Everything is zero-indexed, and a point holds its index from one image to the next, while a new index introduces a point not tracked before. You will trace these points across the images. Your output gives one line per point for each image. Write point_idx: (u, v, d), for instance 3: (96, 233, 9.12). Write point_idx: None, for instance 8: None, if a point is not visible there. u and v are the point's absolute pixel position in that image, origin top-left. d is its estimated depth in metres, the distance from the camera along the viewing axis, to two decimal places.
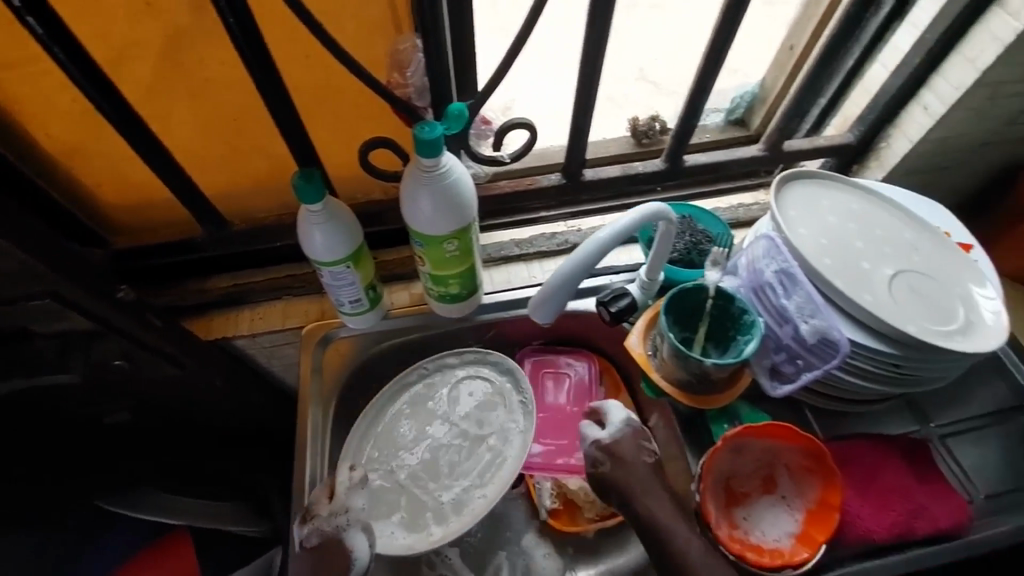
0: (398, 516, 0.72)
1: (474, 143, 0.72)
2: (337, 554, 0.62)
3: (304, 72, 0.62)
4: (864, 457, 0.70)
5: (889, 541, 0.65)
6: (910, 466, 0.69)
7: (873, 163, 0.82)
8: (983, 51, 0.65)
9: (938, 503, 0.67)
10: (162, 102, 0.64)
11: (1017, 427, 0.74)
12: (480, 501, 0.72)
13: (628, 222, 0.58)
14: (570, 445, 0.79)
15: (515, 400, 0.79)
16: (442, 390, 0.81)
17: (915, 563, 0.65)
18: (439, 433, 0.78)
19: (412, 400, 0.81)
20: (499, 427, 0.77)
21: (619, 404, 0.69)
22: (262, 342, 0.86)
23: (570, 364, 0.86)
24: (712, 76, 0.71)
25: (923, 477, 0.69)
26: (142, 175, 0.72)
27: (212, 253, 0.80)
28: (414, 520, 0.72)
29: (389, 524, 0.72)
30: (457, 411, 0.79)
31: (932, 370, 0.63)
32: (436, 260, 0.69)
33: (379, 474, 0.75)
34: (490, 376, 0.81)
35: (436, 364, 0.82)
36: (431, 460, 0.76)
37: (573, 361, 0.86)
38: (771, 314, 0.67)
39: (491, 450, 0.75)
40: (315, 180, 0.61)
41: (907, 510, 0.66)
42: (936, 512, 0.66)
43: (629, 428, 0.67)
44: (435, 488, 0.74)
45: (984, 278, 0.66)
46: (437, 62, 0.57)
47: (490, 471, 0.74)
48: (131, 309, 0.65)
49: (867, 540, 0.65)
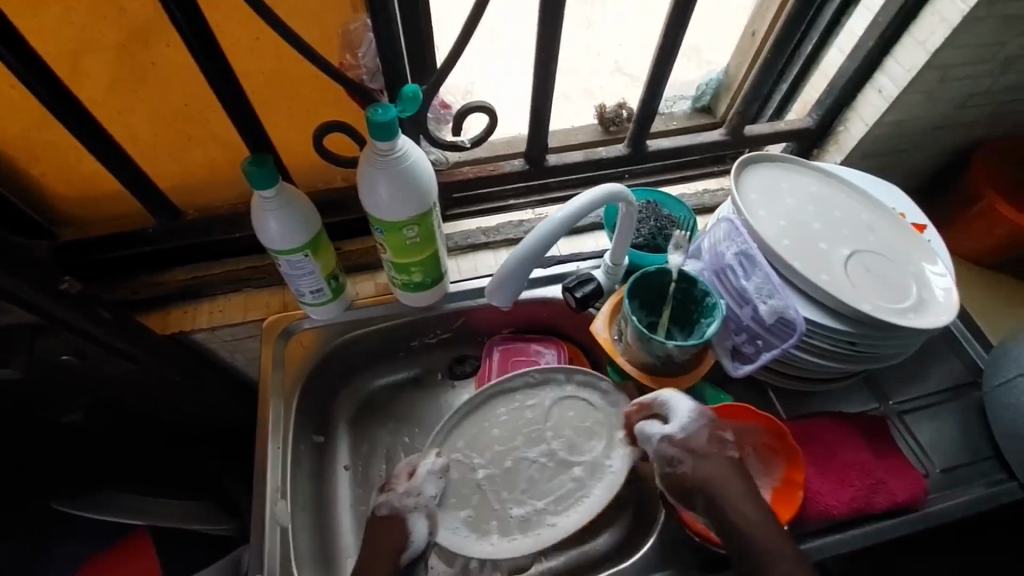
0: (465, 513, 0.70)
1: (433, 127, 0.71)
2: (392, 531, 0.64)
3: (254, 55, 0.60)
4: (824, 434, 0.71)
5: (849, 516, 0.66)
6: (868, 442, 0.71)
7: (832, 147, 0.84)
8: (932, 34, 0.66)
9: (896, 477, 0.68)
10: (106, 88, 0.62)
11: (972, 402, 0.76)
12: (550, 529, 0.70)
13: (581, 205, 0.57)
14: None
15: (616, 437, 0.74)
16: (541, 401, 0.78)
17: (872, 536, 0.66)
18: (529, 442, 0.75)
19: (510, 407, 0.78)
20: (591, 459, 0.73)
21: (677, 392, 0.66)
22: (223, 336, 0.84)
23: (540, 351, 0.85)
24: (672, 60, 0.71)
25: (881, 452, 0.70)
26: (88, 165, 0.69)
27: (168, 245, 0.78)
28: (479, 523, 0.70)
29: (455, 519, 0.70)
30: (551, 429, 0.76)
31: (886, 347, 0.64)
32: (397, 248, 0.68)
33: (455, 467, 0.73)
34: (596, 403, 0.77)
35: (545, 376, 0.79)
36: (511, 469, 0.73)
37: (544, 348, 0.85)
38: (733, 296, 0.68)
39: (575, 481, 0.72)
40: (268, 166, 0.59)
41: (866, 485, 0.67)
42: (893, 486, 0.67)
43: (700, 419, 0.63)
44: (508, 498, 0.72)
45: (937, 256, 0.68)
46: (389, 43, 0.56)
47: (569, 501, 0.71)
48: (78, 303, 0.62)
49: (827, 516, 0.66)
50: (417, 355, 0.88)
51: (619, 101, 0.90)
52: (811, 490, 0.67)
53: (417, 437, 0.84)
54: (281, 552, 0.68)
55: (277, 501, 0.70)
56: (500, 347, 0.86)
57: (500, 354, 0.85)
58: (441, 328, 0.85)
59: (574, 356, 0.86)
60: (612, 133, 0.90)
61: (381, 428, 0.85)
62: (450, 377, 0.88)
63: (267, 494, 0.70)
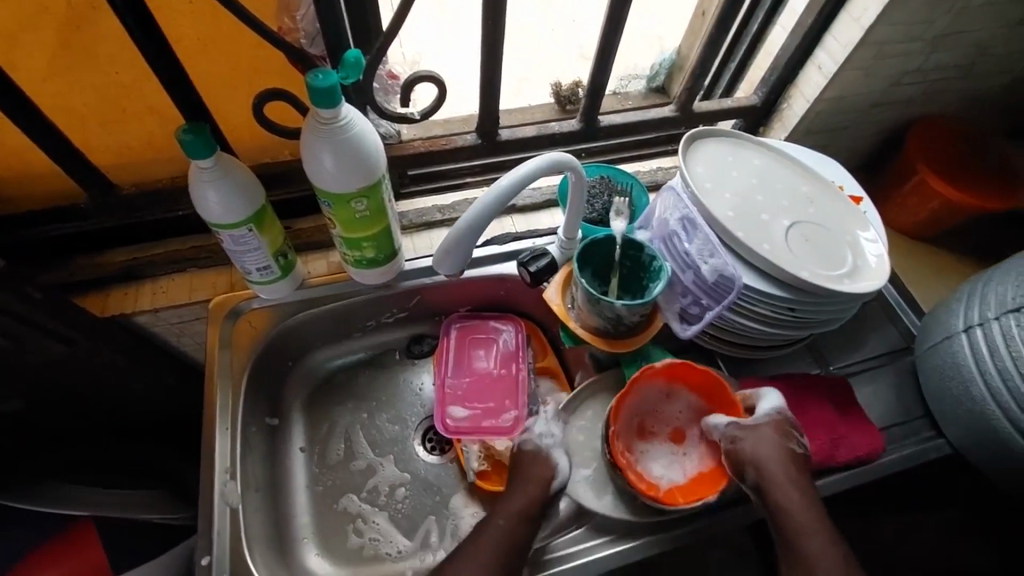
0: (588, 470, 0.69)
1: (381, 98, 0.70)
2: (537, 461, 0.65)
3: (185, 21, 0.58)
4: (788, 394, 0.73)
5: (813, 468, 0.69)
6: (834, 402, 0.73)
7: (776, 124, 0.86)
8: (865, 11, 0.69)
9: (859, 434, 0.71)
10: (25, 59, 0.58)
11: (905, 365, 0.80)
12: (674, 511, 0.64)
13: (521, 176, 0.57)
14: (496, 407, 0.79)
15: None
16: None
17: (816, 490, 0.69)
18: None
19: None
20: None
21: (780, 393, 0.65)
22: (168, 318, 0.81)
23: (498, 328, 0.85)
24: (618, 36, 0.71)
25: (847, 412, 0.72)
26: (13, 142, 0.65)
27: (104, 222, 0.75)
28: (600, 483, 0.67)
29: (579, 475, 0.68)
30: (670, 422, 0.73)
31: (824, 312, 0.67)
32: (346, 222, 0.67)
33: (581, 431, 0.71)
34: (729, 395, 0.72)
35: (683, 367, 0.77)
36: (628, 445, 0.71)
37: (502, 325, 0.85)
38: (677, 260, 0.69)
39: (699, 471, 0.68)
40: (205, 135, 0.57)
41: (829, 439, 0.70)
42: (856, 441, 0.70)
43: (775, 418, 0.62)
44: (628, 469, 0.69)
45: (870, 224, 0.70)
46: (328, 10, 0.54)
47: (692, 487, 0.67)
48: (4, 281, 0.59)
49: None
50: (374, 334, 0.87)
51: (574, 80, 0.91)
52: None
53: (376, 412, 0.84)
54: (233, 534, 0.66)
55: (225, 482, 0.68)
56: (458, 323, 0.85)
57: (457, 332, 0.85)
58: (398, 307, 0.85)
59: (530, 332, 0.87)
60: (569, 111, 0.90)
61: (340, 406, 0.84)
62: (408, 356, 0.88)
63: (216, 476, 0.68)
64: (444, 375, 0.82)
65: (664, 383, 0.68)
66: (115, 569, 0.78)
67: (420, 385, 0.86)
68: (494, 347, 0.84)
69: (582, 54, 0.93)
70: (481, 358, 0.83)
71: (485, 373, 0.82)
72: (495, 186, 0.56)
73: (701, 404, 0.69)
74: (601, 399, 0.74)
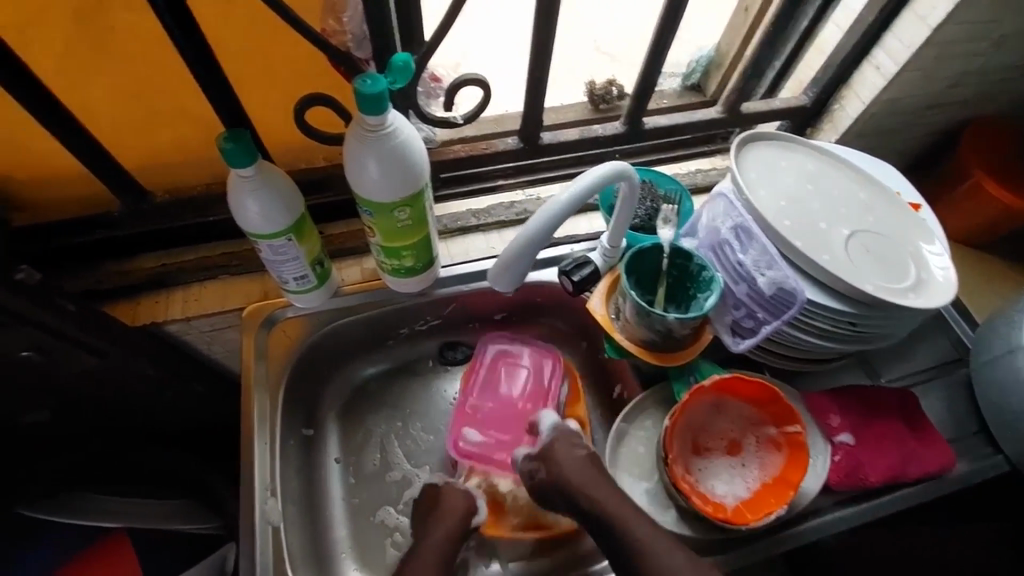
0: (648, 482, 0.67)
1: (425, 102, 0.67)
2: (457, 496, 0.68)
3: (223, 22, 0.55)
4: (856, 405, 0.70)
5: (883, 484, 0.66)
6: (901, 414, 0.70)
7: (827, 126, 0.83)
8: (933, 9, 0.65)
9: (929, 448, 0.68)
10: (58, 59, 0.56)
11: (959, 378, 0.77)
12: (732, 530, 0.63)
13: (585, 187, 0.54)
14: (510, 443, 0.76)
15: (818, 440, 0.69)
16: None
17: (880, 509, 0.67)
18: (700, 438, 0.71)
19: None
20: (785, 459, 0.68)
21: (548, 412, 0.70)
22: (200, 327, 0.79)
23: (530, 360, 0.81)
24: (671, 36, 0.68)
25: (915, 425, 0.70)
26: (45, 146, 0.63)
27: (136, 229, 0.73)
28: (661, 497, 0.66)
29: (639, 489, 0.67)
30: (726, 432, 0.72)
31: (885, 326, 0.64)
32: (387, 231, 0.64)
33: (639, 441, 0.70)
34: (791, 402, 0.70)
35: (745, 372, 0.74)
36: None
37: (536, 360, 0.81)
38: (729, 271, 0.67)
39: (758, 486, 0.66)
40: (246, 141, 0.55)
41: (901, 455, 0.67)
42: (926, 457, 0.68)
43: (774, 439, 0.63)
44: None
45: (933, 235, 0.67)
46: (378, 11, 0.52)
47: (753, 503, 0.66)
48: (38, 294, 0.57)
49: (861, 485, 0.66)
50: (407, 343, 0.85)
51: (609, 79, 0.87)
52: (853, 461, 0.66)
53: (410, 423, 0.82)
54: (274, 553, 0.65)
55: (266, 499, 0.67)
56: (497, 345, 0.83)
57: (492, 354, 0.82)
58: (432, 314, 0.82)
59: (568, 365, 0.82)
60: (604, 111, 0.86)
61: (375, 415, 0.82)
62: (441, 363, 0.86)
63: (255, 492, 0.66)
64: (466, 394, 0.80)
65: (713, 397, 0.66)
66: None
67: (454, 393, 0.84)
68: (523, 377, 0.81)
69: (601, 48, 0.90)
70: (507, 385, 0.80)
71: (508, 402, 0.79)
72: (560, 196, 0.54)
73: (753, 413, 0.67)
74: (647, 411, 0.71)
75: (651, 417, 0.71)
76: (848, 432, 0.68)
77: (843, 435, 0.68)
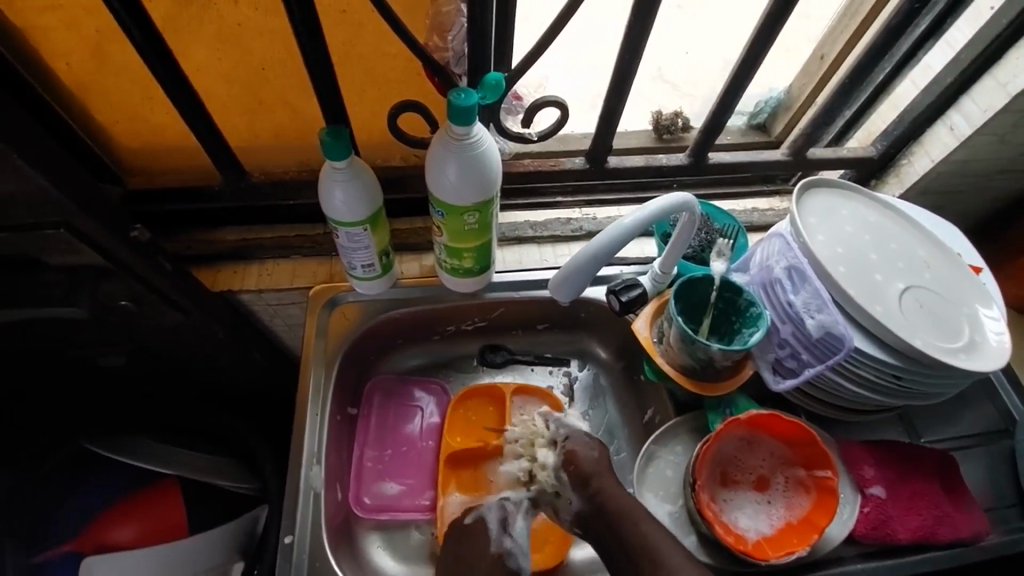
0: (672, 505, 0.69)
1: (505, 117, 0.74)
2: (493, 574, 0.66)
3: (341, 30, 0.62)
4: (893, 461, 0.69)
5: (912, 542, 0.66)
6: (939, 476, 0.69)
7: (892, 179, 0.83)
8: (1015, 77, 0.66)
9: (962, 513, 0.68)
10: (192, 47, 0.63)
11: (1004, 448, 0.76)
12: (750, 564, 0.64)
13: (623, 230, 0.59)
14: (420, 484, 0.80)
15: (846, 486, 0.69)
16: None
17: (911, 567, 0.66)
18: None
19: None
20: None
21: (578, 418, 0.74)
22: (268, 299, 0.85)
23: (421, 396, 0.86)
24: (742, 89, 0.72)
25: (951, 489, 0.69)
26: (165, 119, 0.70)
27: (229, 204, 0.79)
28: (683, 522, 0.67)
29: (662, 511, 0.68)
30: None
31: (931, 385, 0.64)
32: (455, 232, 0.69)
33: (668, 465, 0.71)
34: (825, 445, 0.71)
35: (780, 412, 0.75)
36: None
37: (420, 394, 0.86)
38: (778, 310, 0.68)
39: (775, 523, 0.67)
40: (343, 138, 0.60)
41: (933, 516, 0.66)
42: (959, 521, 0.67)
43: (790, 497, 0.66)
44: None
45: (992, 300, 0.67)
46: (479, 31, 0.57)
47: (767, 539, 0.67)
48: (144, 250, 0.64)
49: (890, 540, 0.66)
50: (452, 340, 0.89)
51: (676, 109, 0.89)
52: (882, 514, 0.66)
53: None
54: (313, 514, 0.69)
55: (311, 466, 0.72)
56: (376, 402, 0.85)
57: (382, 395, 0.85)
58: (479, 315, 0.86)
59: (454, 404, 0.83)
60: (667, 141, 0.89)
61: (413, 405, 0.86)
62: (481, 363, 0.89)
63: (303, 458, 0.72)
64: (363, 445, 0.82)
65: (746, 431, 0.67)
66: (191, 526, 0.82)
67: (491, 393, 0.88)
68: (414, 420, 0.84)
69: (664, 78, 0.89)
70: (412, 423, 0.84)
71: (410, 442, 0.83)
72: (592, 243, 0.61)
73: (785, 452, 0.67)
74: (678, 437, 0.73)
75: (679, 442, 0.72)
76: (881, 486, 0.67)
77: (875, 487, 0.68)
